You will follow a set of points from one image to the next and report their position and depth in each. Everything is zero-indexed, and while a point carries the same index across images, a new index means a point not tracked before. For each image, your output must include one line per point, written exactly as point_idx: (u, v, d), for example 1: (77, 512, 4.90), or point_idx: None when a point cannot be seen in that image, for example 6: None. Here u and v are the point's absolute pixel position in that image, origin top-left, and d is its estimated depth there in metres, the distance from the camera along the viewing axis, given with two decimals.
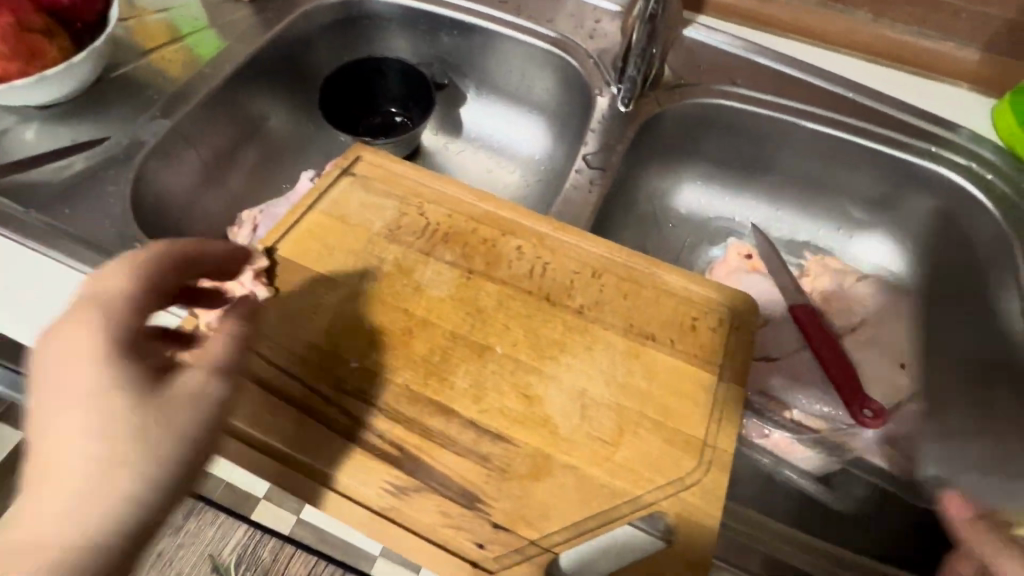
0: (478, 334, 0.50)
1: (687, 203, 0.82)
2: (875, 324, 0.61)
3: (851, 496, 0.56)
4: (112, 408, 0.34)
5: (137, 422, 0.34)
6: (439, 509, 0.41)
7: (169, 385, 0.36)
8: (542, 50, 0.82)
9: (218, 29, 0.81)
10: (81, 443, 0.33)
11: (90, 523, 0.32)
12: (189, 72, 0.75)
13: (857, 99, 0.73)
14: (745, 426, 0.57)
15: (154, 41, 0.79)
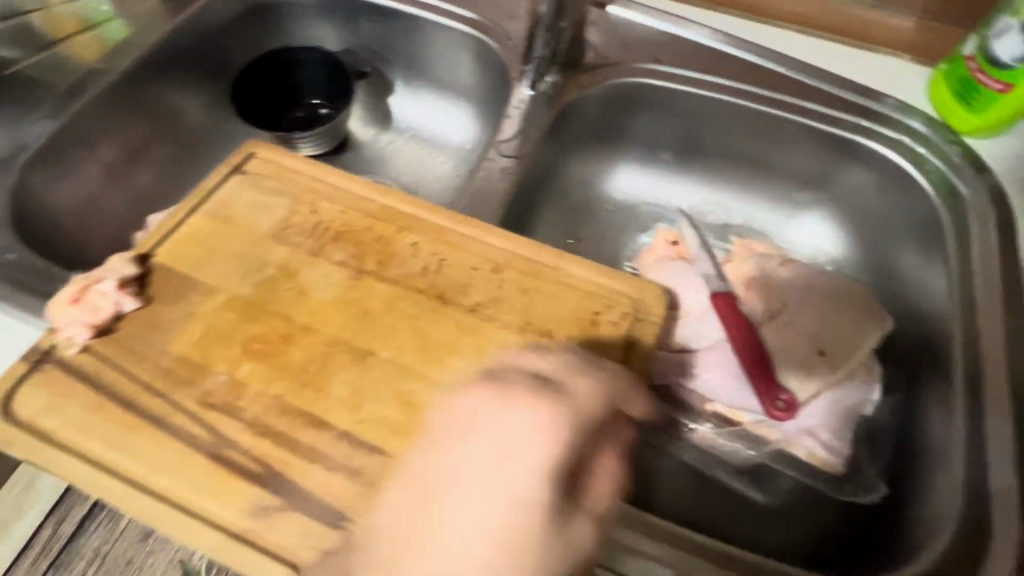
0: (361, 338, 0.47)
1: (622, 189, 0.80)
2: (795, 310, 0.57)
3: (777, 486, 0.56)
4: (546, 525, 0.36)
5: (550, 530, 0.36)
6: (302, 530, 0.39)
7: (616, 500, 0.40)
8: (462, 33, 0.79)
9: (121, 20, 0.76)
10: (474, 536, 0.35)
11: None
12: (95, 64, 0.72)
13: (787, 72, 0.70)
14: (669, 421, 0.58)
15: (58, 36, 0.75)
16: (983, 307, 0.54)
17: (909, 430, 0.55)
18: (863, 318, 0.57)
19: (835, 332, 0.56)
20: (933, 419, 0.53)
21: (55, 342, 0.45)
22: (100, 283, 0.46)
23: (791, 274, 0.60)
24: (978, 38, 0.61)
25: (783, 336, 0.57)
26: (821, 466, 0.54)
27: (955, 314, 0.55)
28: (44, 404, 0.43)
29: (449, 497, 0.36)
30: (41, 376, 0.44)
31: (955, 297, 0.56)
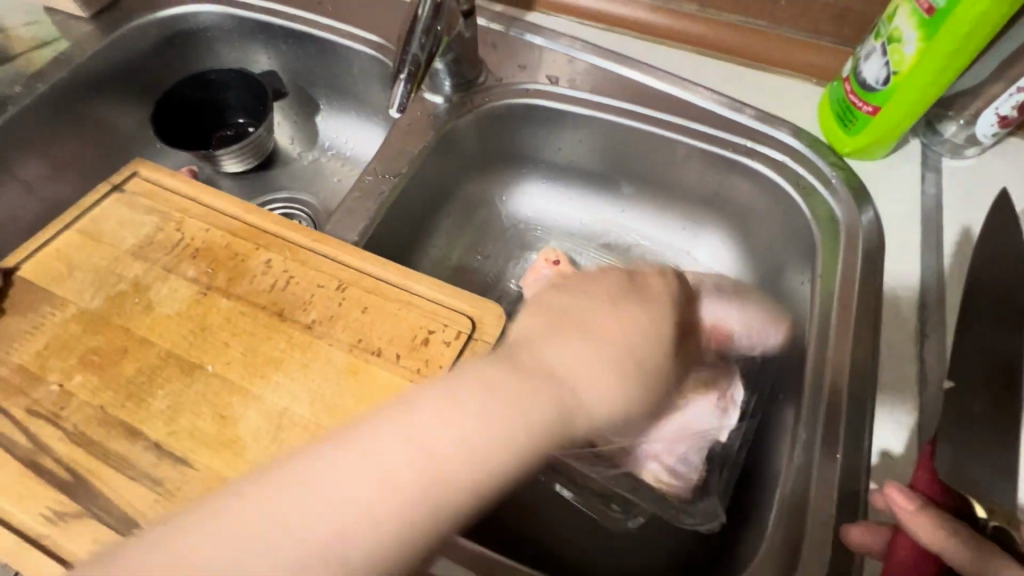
0: (193, 353, 0.49)
1: (528, 207, 0.81)
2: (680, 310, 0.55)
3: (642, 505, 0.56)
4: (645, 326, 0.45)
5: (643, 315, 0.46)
6: (92, 537, 0.41)
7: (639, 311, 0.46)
8: (370, 54, 0.80)
9: (71, 41, 0.79)
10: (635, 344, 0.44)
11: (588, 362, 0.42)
12: (34, 78, 0.76)
13: (676, 93, 0.70)
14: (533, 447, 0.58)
15: (10, 53, 0.79)
16: (836, 336, 0.54)
17: (762, 454, 0.56)
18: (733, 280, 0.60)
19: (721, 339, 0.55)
20: (782, 442, 0.54)
21: None
22: None
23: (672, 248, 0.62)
24: (853, 59, 0.60)
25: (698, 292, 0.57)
26: (669, 494, 0.54)
27: (811, 336, 0.56)
28: None
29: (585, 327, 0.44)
30: None
31: (814, 324, 0.56)
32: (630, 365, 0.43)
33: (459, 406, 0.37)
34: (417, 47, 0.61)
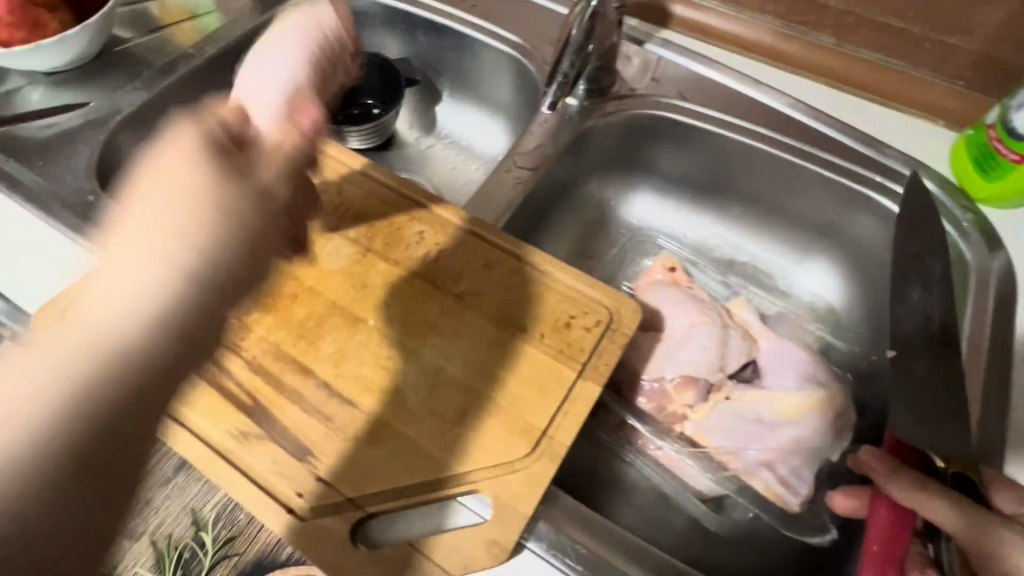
0: (357, 306, 0.53)
1: (639, 215, 0.83)
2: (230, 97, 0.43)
3: (735, 511, 0.59)
4: (192, 182, 0.34)
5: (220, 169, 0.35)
6: (272, 458, 0.44)
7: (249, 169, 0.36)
8: (506, 54, 0.85)
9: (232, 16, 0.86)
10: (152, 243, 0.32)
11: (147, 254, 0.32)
12: (192, 44, 0.82)
13: (807, 123, 0.73)
14: (640, 438, 0.61)
15: (168, 21, 0.86)
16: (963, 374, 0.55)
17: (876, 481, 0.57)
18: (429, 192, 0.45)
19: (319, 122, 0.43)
20: None
21: None
22: None
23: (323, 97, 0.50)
24: (1000, 107, 0.61)
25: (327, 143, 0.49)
26: (776, 501, 0.57)
27: None
28: None
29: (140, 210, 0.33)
30: None
31: None
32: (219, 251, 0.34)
33: (154, 199, 0.33)
34: (568, 66, 0.72)
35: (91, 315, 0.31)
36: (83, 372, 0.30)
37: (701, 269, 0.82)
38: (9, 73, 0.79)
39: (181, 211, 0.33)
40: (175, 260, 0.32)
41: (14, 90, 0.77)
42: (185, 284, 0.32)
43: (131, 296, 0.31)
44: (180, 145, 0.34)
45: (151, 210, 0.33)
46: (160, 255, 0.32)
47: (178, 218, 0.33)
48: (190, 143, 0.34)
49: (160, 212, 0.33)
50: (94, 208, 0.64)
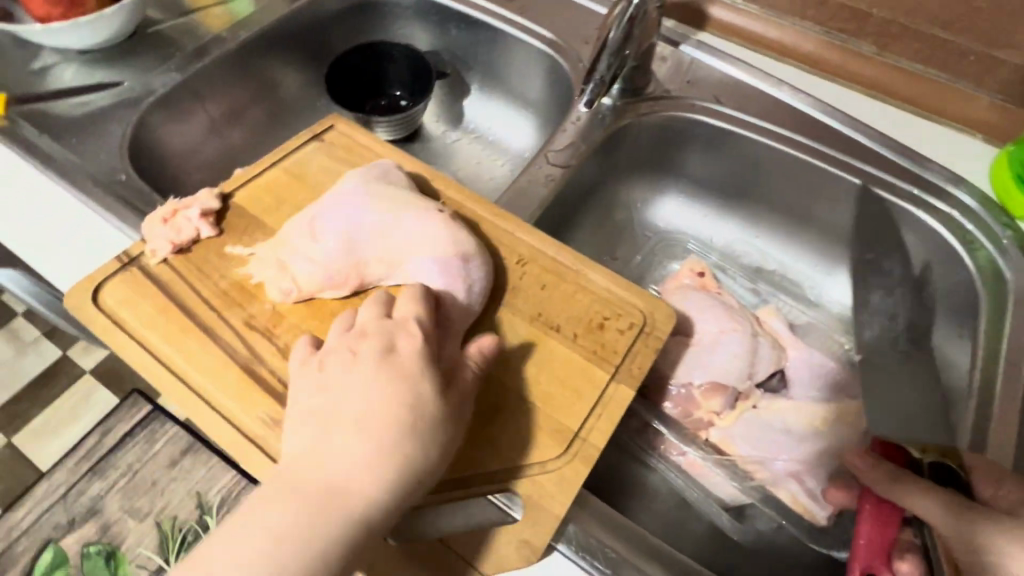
0: None
1: (667, 218, 0.82)
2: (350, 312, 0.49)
3: (756, 522, 0.58)
4: (362, 458, 0.39)
5: (407, 375, 0.42)
6: None
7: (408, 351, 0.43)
8: (539, 50, 0.84)
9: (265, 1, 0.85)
10: (375, 415, 0.41)
11: (376, 433, 0.40)
12: (223, 28, 0.82)
13: (845, 131, 0.72)
14: (665, 442, 0.60)
15: (200, 3, 0.86)
16: None
17: None
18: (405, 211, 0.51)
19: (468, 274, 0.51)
20: None
21: (142, 251, 0.53)
22: (187, 210, 0.54)
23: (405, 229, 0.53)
24: None
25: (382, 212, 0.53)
26: (804, 515, 0.56)
27: (972, 395, 0.58)
28: (122, 299, 0.51)
29: (365, 399, 0.41)
30: (125, 275, 0.52)
31: None
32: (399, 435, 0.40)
33: (374, 378, 0.42)
34: (605, 67, 0.71)
35: (333, 470, 0.39)
36: (320, 522, 0.37)
37: (730, 275, 0.81)
38: (43, 49, 0.79)
39: (374, 475, 0.39)
40: (392, 480, 0.39)
41: (48, 67, 0.77)
42: (396, 490, 0.39)
43: (362, 495, 0.38)
44: (411, 350, 0.43)
45: (371, 401, 0.41)
46: (387, 463, 0.39)
47: (399, 418, 0.41)
48: (415, 349, 0.44)
49: (381, 391, 0.41)
50: (127, 187, 0.64)
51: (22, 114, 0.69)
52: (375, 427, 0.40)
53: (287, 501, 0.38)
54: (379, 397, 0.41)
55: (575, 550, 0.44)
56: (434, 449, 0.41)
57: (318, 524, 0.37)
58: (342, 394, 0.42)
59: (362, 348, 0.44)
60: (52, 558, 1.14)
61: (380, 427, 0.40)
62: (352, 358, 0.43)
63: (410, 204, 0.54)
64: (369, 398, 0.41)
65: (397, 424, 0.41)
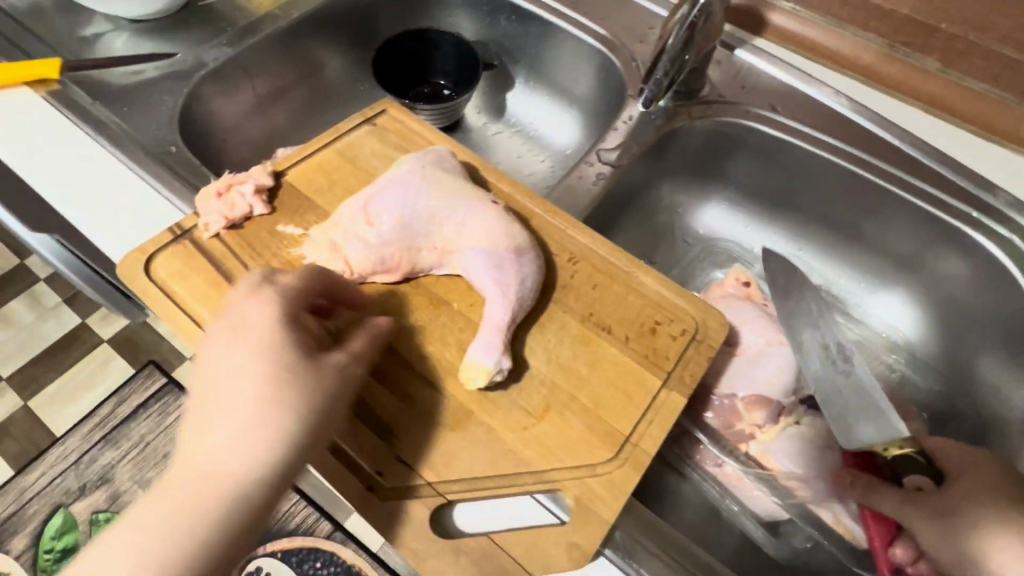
0: (440, 288, 0.52)
1: (709, 224, 0.81)
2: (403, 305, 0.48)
3: (789, 539, 0.57)
4: (238, 431, 0.37)
5: (263, 345, 0.40)
6: (352, 432, 0.44)
7: (273, 324, 0.41)
8: (591, 46, 0.83)
9: None
10: (236, 394, 0.38)
11: (234, 411, 0.38)
12: (274, 5, 0.81)
13: (905, 147, 0.70)
14: (701, 452, 0.58)
15: None
16: None
17: None
18: (459, 209, 0.52)
19: (527, 278, 0.50)
20: None
21: (194, 224, 0.53)
22: (241, 185, 0.54)
23: (461, 219, 0.51)
24: None
25: (437, 195, 0.52)
26: (845, 536, 0.54)
27: None
28: (174, 271, 0.51)
29: (219, 379, 0.39)
30: (177, 247, 0.52)
31: None
32: (264, 408, 0.38)
33: (228, 356, 0.40)
34: (661, 74, 0.70)
35: (200, 453, 0.37)
36: (191, 510, 0.35)
37: (774, 287, 0.79)
38: (94, 16, 0.79)
39: (245, 449, 0.37)
40: (263, 448, 0.37)
41: (99, 34, 0.77)
42: (271, 458, 0.37)
43: (232, 470, 0.36)
44: (265, 319, 0.41)
45: (238, 377, 0.39)
46: (255, 433, 0.37)
47: (265, 389, 0.38)
48: (271, 315, 0.41)
49: (236, 368, 0.39)
50: (176, 159, 0.64)
51: (76, 80, 0.68)
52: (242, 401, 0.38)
53: (151, 497, 0.35)
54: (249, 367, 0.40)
55: (622, 558, 0.43)
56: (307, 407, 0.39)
57: (186, 513, 0.34)
58: (200, 380, 0.39)
59: (218, 326, 0.41)
60: (62, 522, 1.18)
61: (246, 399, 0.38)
62: (213, 337, 0.41)
63: (468, 197, 0.52)
64: (225, 378, 0.39)
65: (261, 394, 0.38)
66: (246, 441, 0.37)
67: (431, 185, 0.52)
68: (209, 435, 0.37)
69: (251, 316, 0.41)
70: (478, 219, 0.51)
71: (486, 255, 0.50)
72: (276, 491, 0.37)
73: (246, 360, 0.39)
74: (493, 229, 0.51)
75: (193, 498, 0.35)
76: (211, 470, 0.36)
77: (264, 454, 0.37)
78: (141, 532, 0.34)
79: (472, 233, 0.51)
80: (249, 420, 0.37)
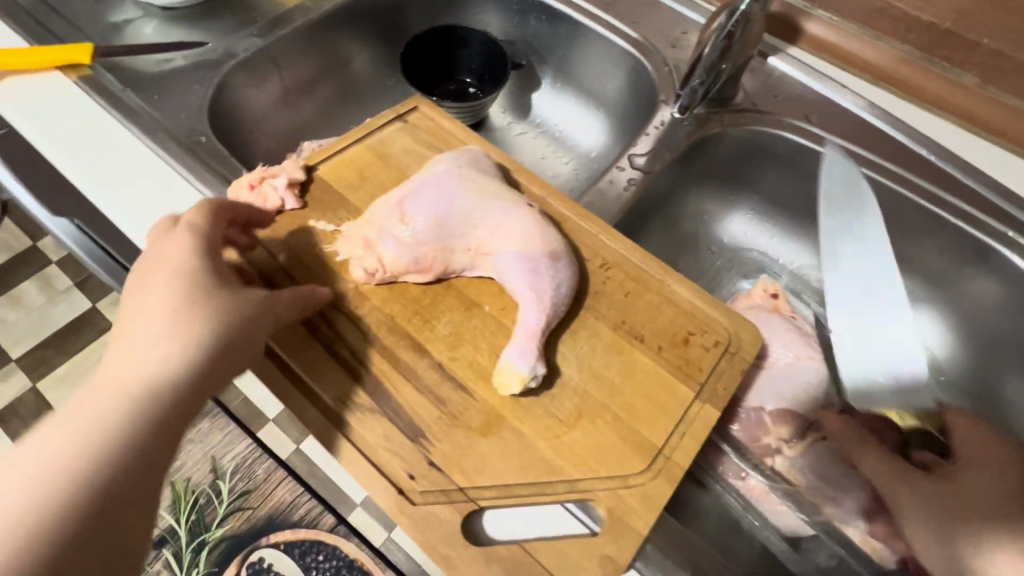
0: (471, 290, 0.51)
1: (735, 234, 0.80)
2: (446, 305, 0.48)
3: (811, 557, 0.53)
4: (155, 335, 0.39)
5: (184, 267, 0.43)
6: (384, 433, 0.44)
7: (194, 251, 0.44)
8: (621, 48, 0.82)
9: None
10: (152, 308, 0.41)
11: (152, 322, 0.40)
12: None
13: (940, 163, 0.69)
14: (724, 464, 0.57)
15: None
16: None
17: None
18: (494, 211, 0.51)
19: (562, 284, 0.49)
20: None
21: None
22: (274, 178, 0.54)
23: (494, 220, 0.51)
24: None
25: (472, 195, 0.51)
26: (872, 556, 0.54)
27: None
28: None
29: (140, 298, 0.41)
30: None
31: None
32: (184, 317, 0.40)
33: (146, 280, 0.42)
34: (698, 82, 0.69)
35: (121, 359, 0.38)
36: (109, 403, 0.36)
37: (802, 300, 0.79)
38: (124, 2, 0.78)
39: (165, 350, 0.39)
40: (174, 348, 0.39)
41: (128, 20, 0.77)
42: (190, 358, 0.39)
43: (147, 366, 0.38)
44: (180, 248, 0.44)
45: (154, 294, 0.41)
46: (163, 344, 0.39)
47: (177, 299, 0.41)
48: (188, 244, 0.44)
49: (157, 288, 0.42)
50: (205, 149, 0.64)
51: (106, 67, 0.68)
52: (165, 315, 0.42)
53: (71, 399, 0.36)
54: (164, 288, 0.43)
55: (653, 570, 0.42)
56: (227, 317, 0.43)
57: (104, 405, 0.36)
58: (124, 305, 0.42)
59: (139, 260, 0.44)
60: None
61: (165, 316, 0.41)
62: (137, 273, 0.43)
63: (501, 199, 0.52)
64: (146, 297, 0.41)
65: (172, 303, 0.41)
66: (166, 345, 0.39)
67: (466, 184, 0.52)
68: (130, 343, 0.39)
69: (176, 248, 0.44)
70: (513, 223, 0.51)
71: (521, 260, 0.49)
72: (194, 389, 0.39)
73: (170, 282, 0.42)
74: (528, 234, 0.50)
75: (113, 395, 0.37)
76: (134, 371, 0.38)
77: (183, 354, 0.39)
78: (58, 428, 0.35)
79: (506, 236, 0.50)
80: (169, 327, 0.40)
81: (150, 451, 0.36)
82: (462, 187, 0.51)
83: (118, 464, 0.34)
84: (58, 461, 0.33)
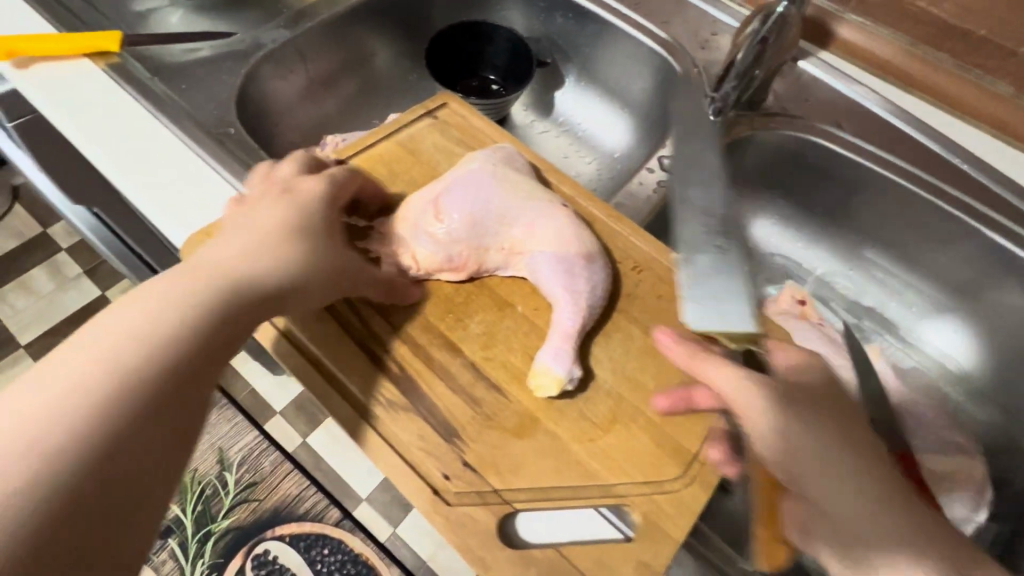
0: (503, 289, 0.51)
1: (761, 239, 0.80)
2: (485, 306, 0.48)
3: None
4: (262, 250, 0.42)
5: (304, 197, 0.46)
6: (418, 432, 0.44)
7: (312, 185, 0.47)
8: (649, 49, 0.81)
9: None
10: (266, 224, 0.44)
11: (267, 238, 0.43)
12: None
13: (973, 172, 0.68)
14: None
15: None
16: None
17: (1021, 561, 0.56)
18: (528, 212, 0.50)
19: (598, 285, 0.49)
20: None
21: None
22: None
23: (529, 222, 0.50)
24: None
25: (506, 196, 0.51)
26: None
27: None
28: None
29: (260, 215, 0.44)
30: None
31: None
32: (292, 243, 0.43)
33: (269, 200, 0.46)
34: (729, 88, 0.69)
35: (228, 260, 0.41)
36: (208, 295, 0.39)
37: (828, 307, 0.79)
38: None
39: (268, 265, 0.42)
40: (280, 268, 0.42)
41: (156, 10, 0.77)
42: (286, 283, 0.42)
43: (253, 276, 0.41)
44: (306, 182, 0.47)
45: (272, 214, 0.44)
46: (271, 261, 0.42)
47: (291, 223, 0.44)
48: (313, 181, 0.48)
49: (278, 209, 0.45)
50: (233, 140, 0.64)
51: (135, 55, 0.68)
52: (202, 265, 0.41)
53: (176, 276, 0.39)
54: (211, 239, 0.42)
55: None
56: (285, 262, 0.42)
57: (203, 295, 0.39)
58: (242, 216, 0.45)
59: (264, 183, 0.47)
60: None
61: (230, 248, 0.42)
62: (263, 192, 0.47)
63: (537, 200, 0.51)
64: (265, 214, 0.44)
65: (288, 227, 0.44)
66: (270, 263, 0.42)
67: (501, 184, 0.51)
68: (240, 247, 0.42)
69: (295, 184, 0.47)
70: (548, 224, 0.50)
71: (554, 263, 0.49)
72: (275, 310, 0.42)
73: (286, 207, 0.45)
74: (562, 237, 0.49)
75: (213, 289, 0.39)
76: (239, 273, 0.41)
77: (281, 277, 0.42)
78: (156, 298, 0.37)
79: (540, 238, 0.49)
80: (278, 248, 0.43)
81: (219, 350, 0.38)
82: (499, 187, 0.51)
83: (190, 352, 0.37)
84: (145, 331, 0.36)
